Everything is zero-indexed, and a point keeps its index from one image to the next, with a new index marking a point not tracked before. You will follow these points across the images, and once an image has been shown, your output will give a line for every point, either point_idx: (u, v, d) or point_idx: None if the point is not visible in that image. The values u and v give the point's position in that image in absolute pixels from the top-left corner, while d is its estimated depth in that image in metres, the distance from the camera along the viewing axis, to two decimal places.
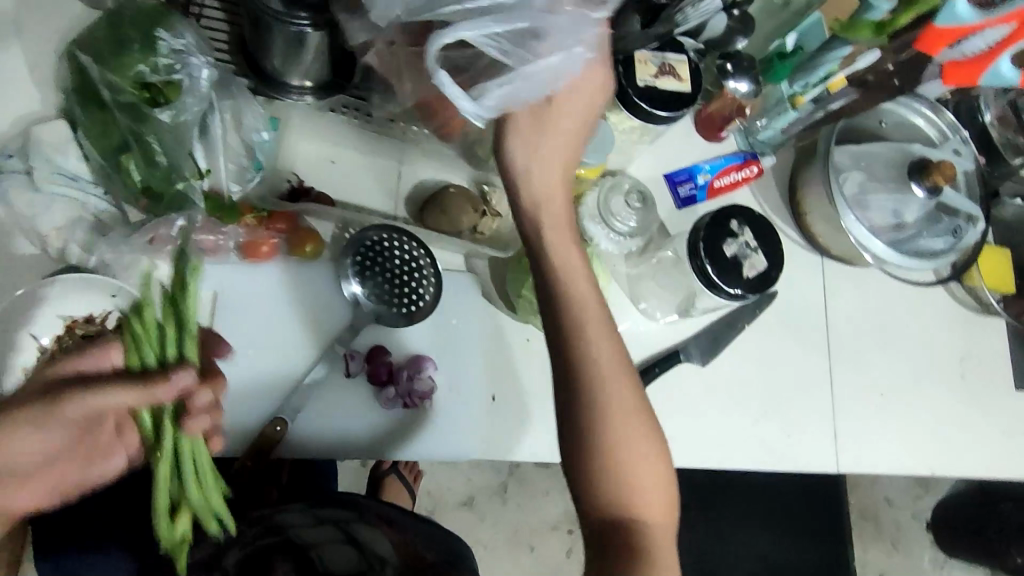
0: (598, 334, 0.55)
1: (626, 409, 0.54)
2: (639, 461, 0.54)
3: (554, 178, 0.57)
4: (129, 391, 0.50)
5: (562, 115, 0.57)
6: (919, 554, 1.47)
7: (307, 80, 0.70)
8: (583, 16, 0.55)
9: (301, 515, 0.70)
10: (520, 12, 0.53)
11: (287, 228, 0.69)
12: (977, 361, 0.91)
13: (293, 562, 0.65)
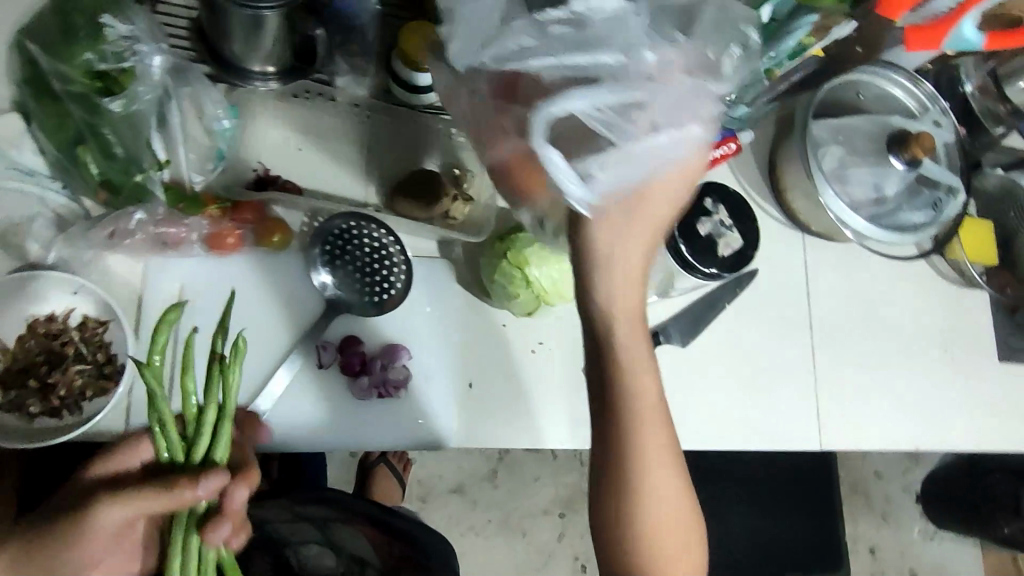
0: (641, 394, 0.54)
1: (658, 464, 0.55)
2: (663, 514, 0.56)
3: (634, 256, 0.52)
4: (158, 496, 0.50)
5: (660, 205, 0.52)
6: (910, 526, 1.48)
7: (269, 65, 0.67)
8: (699, 88, 0.49)
9: (279, 512, 0.77)
10: (628, 81, 0.47)
11: (253, 218, 0.67)
12: (960, 334, 0.91)
13: (273, 555, 0.72)
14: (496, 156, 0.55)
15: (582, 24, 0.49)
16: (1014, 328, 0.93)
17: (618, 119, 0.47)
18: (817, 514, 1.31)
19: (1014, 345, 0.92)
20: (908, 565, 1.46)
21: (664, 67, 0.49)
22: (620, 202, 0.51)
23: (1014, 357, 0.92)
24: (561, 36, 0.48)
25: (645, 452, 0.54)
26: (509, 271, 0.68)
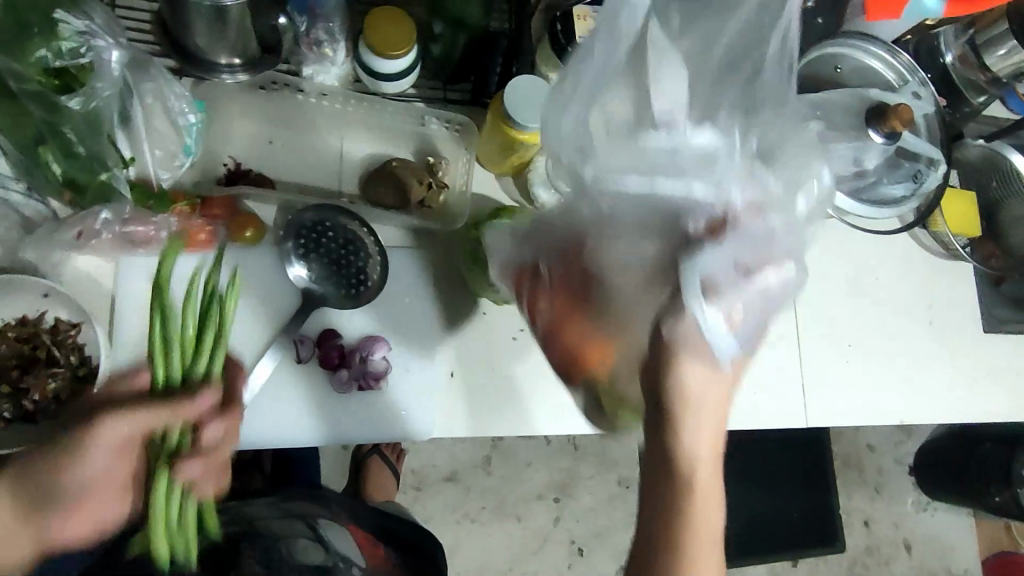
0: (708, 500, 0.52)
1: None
2: None
3: (716, 391, 0.54)
4: (159, 406, 0.52)
5: (755, 349, 0.56)
6: (902, 497, 1.49)
7: (235, 57, 0.67)
8: (793, 224, 0.54)
9: (265, 511, 0.73)
10: (740, 227, 0.52)
11: (225, 214, 0.66)
12: (944, 305, 0.91)
13: (259, 545, 0.65)
14: (577, 311, 0.59)
15: (672, 153, 0.52)
16: (997, 299, 0.94)
17: (738, 267, 0.52)
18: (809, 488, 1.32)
19: (997, 316, 0.92)
20: (902, 537, 1.47)
21: (759, 206, 0.53)
22: (745, 352, 0.55)
23: (998, 328, 0.92)
24: (661, 165, 0.52)
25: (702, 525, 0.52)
26: (485, 258, 0.68)
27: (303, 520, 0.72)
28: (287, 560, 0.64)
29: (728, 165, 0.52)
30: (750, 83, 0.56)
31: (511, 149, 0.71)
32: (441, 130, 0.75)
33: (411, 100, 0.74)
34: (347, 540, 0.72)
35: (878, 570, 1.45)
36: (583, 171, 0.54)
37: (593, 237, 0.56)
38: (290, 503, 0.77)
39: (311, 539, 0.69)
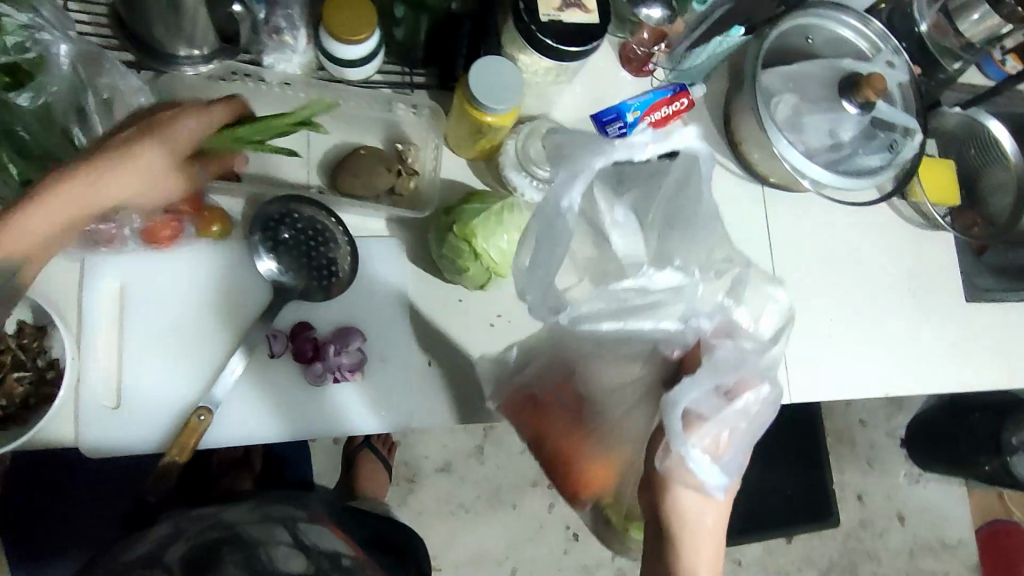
0: None
1: None
2: None
3: (709, 518, 0.58)
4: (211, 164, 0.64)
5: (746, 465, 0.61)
6: (896, 470, 1.49)
7: (197, 48, 0.67)
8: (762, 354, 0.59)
9: (246, 518, 0.69)
10: (719, 373, 0.55)
11: (190, 211, 0.66)
12: (926, 277, 0.90)
13: (241, 554, 0.62)
14: (570, 431, 0.65)
15: (643, 292, 0.60)
16: (979, 268, 0.93)
17: (717, 394, 0.56)
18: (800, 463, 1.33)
19: (980, 286, 0.91)
20: (895, 510, 1.48)
21: (730, 334, 0.59)
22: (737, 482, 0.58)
23: (981, 298, 0.91)
24: (632, 307, 0.60)
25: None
26: (456, 244, 0.67)
27: (282, 525, 0.69)
28: (270, 566, 0.61)
29: (694, 297, 0.60)
30: (698, 227, 0.60)
31: (480, 134, 0.70)
32: (410, 116, 0.73)
33: (377, 87, 0.73)
34: (329, 537, 0.70)
35: (872, 542, 1.46)
36: (560, 318, 0.61)
37: (581, 365, 0.64)
38: (266, 510, 0.73)
39: (292, 542, 0.65)
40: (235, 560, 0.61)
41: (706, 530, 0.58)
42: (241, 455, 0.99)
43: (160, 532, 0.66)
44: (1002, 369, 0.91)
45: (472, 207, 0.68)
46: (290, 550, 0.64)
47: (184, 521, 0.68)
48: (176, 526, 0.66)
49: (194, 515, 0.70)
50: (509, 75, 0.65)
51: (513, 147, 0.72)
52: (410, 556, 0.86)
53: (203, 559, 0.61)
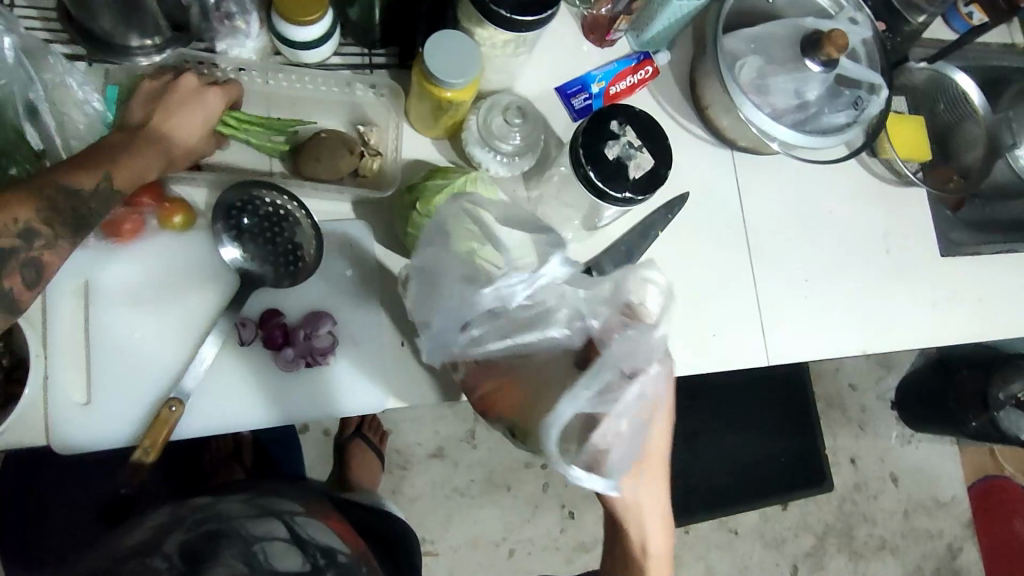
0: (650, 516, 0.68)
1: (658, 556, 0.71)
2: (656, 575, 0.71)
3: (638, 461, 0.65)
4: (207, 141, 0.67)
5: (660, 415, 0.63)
6: (886, 431, 1.50)
7: (149, 38, 0.67)
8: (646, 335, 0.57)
9: (243, 509, 0.62)
10: (604, 368, 0.54)
11: (152, 201, 0.66)
12: (900, 234, 0.90)
13: (237, 547, 0.55)
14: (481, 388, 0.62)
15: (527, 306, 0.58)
16: (953, 224, 0.93)
17: (616, 382, 0.54)
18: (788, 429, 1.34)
19: (953, 240, 0.92)
20: (888, 471, 1.49)
21: (609, 328, 0.57)
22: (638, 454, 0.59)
23: (955, 252, 0.91)
24: (523, 319, 0.58)
25: (651, 544, 0.68)
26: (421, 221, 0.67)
27: (277, 517, 0.61)
28: (265, 563, 0.55)
29: (577, 298, 0.58)
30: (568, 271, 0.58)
31: (442, 111, 0.69)
32: (372, 98, 0.73)
33: (337, 70, 0.72)
34: (326, 532, 0.63)
35: (867, 504, 1.47)
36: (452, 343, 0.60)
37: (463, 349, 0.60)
38: (260, 501, 0.66)
39: (289, 537, 0.59)
40: (232, 552, 0.54)
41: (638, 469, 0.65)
42: (231, 448, 0.98)
43: (156, 523, 0.59)
44: (979, 322, 0.91)
45: (436, 183, 0.67)
46: (286, 546, 0.57)
47: (183, 512, 0.61)
48: (174, 516, 0.60)
49: (191, 505, 0.63)
50: (465, 48, 0.64)
51: (475, 122, 0.71)
52: (396, 545, 0.88)
53: (200, 547, 0.54)
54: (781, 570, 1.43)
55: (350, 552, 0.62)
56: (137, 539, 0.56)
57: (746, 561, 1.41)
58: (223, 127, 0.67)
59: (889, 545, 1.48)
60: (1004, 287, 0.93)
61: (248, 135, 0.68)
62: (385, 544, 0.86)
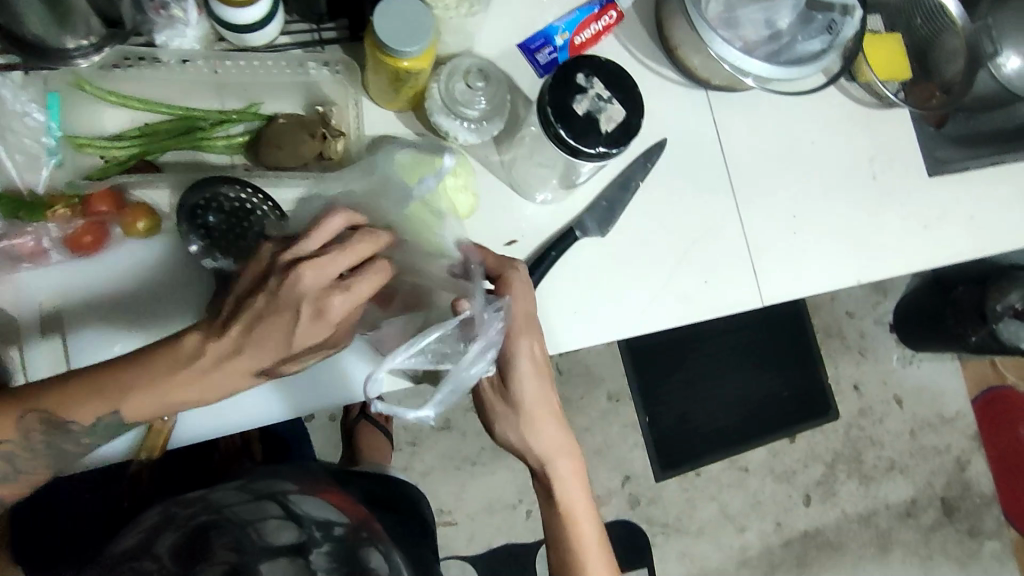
0: (545, 441, 0.66)
1: (572, 482, 0.68)
2: (573, 500, 0.68)
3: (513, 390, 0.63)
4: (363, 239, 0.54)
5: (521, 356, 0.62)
6: (887, 354, 1.50)
7: (84, 38, 0.62)
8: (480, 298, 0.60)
9: (236, 494, 0.63)
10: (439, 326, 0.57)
11: (110, 208, 0.64)
12: (886, 158, 0.88)
13: (230, 535, 0.55)
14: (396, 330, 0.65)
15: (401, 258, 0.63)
16: (939, 140, 0.90)
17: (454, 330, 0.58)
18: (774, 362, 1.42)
19: (940, 158, 0.89)
20: (891, 393, 1.50)
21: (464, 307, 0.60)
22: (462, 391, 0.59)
23: (942, 170, 0.89)
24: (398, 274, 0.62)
25: (557, 468, 0.67)
26: None
27: (271, 498, 0.63)
28: (261, 544, 0.55)
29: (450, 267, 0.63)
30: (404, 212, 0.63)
31: (402, 82, 0.66)
32: (327, 76, 0.69)
33: (288, 49, 0.68)
34: (323, 505, 0.64)
35: (873, 428, 1.48)
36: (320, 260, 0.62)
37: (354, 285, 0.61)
38: (253, 483, 0.67)
39: (283, 515, 0.59)
40: (224, 541, 0.54)
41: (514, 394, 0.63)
42: (240, 443, 0.91)
43: (148, 523, 0.59)
44: (970, 237, 0.90)
45: (402, 158, 0.67)
46: (281, 524, 0.58)
47: (175, 506, 0.62)
48: (166, 513, 0.60)
49: (184, 500, 0.64)
50: (416, 15, 0.61)
51: (437, 89, 0.68)
52: (411, 509, 0.88)
53: (191, 542, 0.54)
54: (794, 501, 1.44)
55: (348, 524, 0.63)
56: (128, 543, 0.57)
57: (759, 496, 1.42)
58: (183, 137, 0.67)
59: (898, 465, 1.49)
60: (995, 199, 0.91)
61: (201, 134, 0.68)
62: (408, 516, 0.84)
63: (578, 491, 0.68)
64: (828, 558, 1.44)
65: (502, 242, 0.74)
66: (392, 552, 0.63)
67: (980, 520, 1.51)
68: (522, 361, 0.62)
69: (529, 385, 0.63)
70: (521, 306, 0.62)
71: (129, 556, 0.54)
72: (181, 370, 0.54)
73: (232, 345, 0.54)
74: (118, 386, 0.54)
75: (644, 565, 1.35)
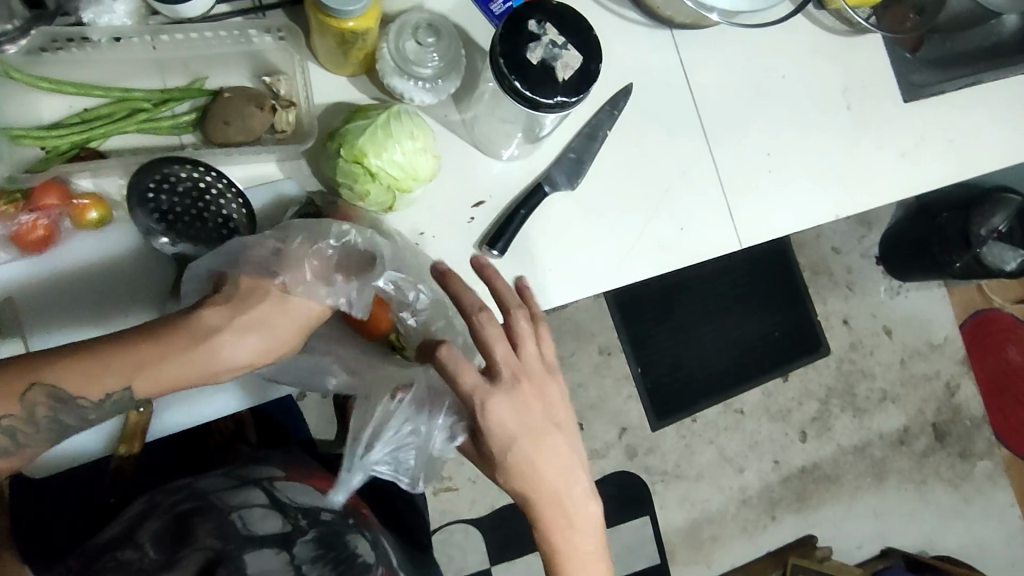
0: (546, 472, 0.61)
1: (579, 522, 0.61)
2: (584, 545, 0.61)
3: (505, 414, 0.59)
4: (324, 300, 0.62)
5: (505, 379, 0.60)
6: (874, 287, 1.50)
7: (8, 22, 0.59)
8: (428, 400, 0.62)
9: (221, 480, 0.64)
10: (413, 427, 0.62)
11: (58, 201, 0.62)
12: (860, 87, 0.85)
13: (214, 522, 0.58)
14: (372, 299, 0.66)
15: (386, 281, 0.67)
16: (914, 64, 0.88)
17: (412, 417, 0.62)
18: (760, 303, 1.42)
19: (916, 82, 0.87)
20: (880, 324, 1.50)
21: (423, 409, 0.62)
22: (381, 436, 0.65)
23: (918, 95, 0.87)
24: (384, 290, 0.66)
25: (564, 506, 0.61)
26: (348, 166, 0.65)
27: (256, 483, 0.64)
28: (243, 533, 0.57)
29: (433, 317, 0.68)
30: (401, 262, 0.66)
31: (349, 45, 0.63)
32: (271, 43, 0.66)
33: (225, 17, 0.65)
34: (310, 490, 0.66)
35: (864, 360, 1.49)
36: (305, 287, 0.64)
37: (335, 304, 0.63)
38: (239, 468, 0.67)
39: (267, 502, 0.61)
40: (207, 529, 0.57)
41: (506, 422, 0.59)
42: (233, 428, 0.88)
43: (133, 513, 0.60)
44: (949, 162, 0.88)
45: (356, 124, 0.64)
46: (265, 511, 0.60)
47: (160, 494, 0.62)
48: (151, 501, 0.61)
49: (169, 488, 0.65)
50: None
51: (388, 49, 0.65)
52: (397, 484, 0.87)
53: (175, 531, 0.57)
54: (790, 438, 1.45)
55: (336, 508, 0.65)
56: (113, 532, 0.58)
57: (756, 436, 1.43)
58: (126, 119, 0.64)
59: (890, 395, 1.50)
60: (973, 121, 0.89)
61: (145, 114, 0.64)
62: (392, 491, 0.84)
63: (588, 531, 0.62)
64: (827, 491, 1.45)
65: (469, 203, 0.72)
66: (380, 539, 0.66)
67: (971, 441, 1.53)
68: (492, 429, 0.59)
69: (516, 409, 0.60)
70: (466, 380, 0.58)
71: (114, 546, 0.56)
72: (200, 342, 0.57)
73: (247, 318, 0.58)
74: (138, 359, 0.55)
75: (645, 513, 1.36)
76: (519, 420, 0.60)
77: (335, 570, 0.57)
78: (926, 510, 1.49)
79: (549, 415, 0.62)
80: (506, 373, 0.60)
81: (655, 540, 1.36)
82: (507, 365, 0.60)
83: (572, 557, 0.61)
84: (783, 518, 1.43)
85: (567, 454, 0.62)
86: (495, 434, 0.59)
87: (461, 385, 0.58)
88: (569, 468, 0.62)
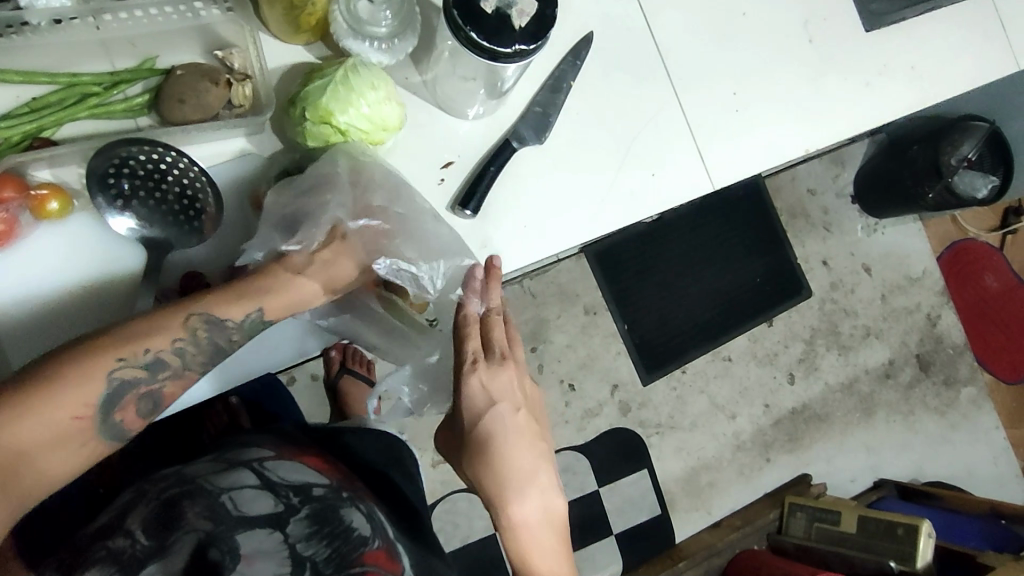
0: (522, 458, 0.63)
1: (545, 515, 0.62)
2: (548, 544, 0.61)
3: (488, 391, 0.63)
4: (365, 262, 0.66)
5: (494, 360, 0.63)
6: (850, 226, 1.51)
7: None
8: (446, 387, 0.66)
9: (208, 465, 0.63)
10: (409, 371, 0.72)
11: (16, 192, 0.60)
12: (822, 20, 0.85)
13: (204, 504, 0.58)
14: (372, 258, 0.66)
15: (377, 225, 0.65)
16: None
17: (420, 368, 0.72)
18: (740, 252, 1.43)
19: (876, 11, 0.86)
20: (860, 263, 1.52)
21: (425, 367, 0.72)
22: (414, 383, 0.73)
23: (879, 24, 0.86)
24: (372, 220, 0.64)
25: (529, 497, 0.62)
26: (315, 125, 0.63)
27: (245, 464, 0.63)
28: (233, 514, 0.58)
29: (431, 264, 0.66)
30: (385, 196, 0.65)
31: (297, 9, 0.62)
32: (219, 16, 0.64)
33: None
34: (300, 466, 0.65)
35: (846, 299, 1.51)
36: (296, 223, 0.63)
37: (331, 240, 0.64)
38: (227, 451, 0.66)
39: (258, 483, 0.61)
40: (198, 509, 0.57)
41: (487, 395, 0.63)
42: (228, 420, 0.91)
43: (123, 502, 0.59)
44: (912, 90, 0.88)
45: (316, 84, 0.63)
46: (256, 492, 0.60)
47: (147, 482, 0.61)
48: (138, 489, 0.60)
49: (156, 475, 0.63)
50: None
51: (339, 11, 0.63)
52: (386, 464, 0.87)
53: (166, 515, 0.56)
54: (779, 381, 1.47)
55: (330, 483, 0.65)
56: (102, 520, 0.57)
57: (745, 382, 1.45)
58: (78, 106, 0.63)
59: (874, 330, 1.53)
60: (934, 46, 0.89)
61: (97, 99, 0.63)
62: (381, 473, 0.83)
63: (549, 527, 0.62)
64: (818, 429, 1.48)
65: (438, 164, 0.71)
66: (375, 510, 0.66)
67: (954, 369, 1.56)
68: (473, 396, 0.63)
69: (501, 388, 0.63)
70: (467, 348, 0.63)
71: (101, 535, 0.55)
72: (286, 285, 0.61)
73: (330, 262, 0.63)
74: (234, 293, 0.58)
75: (643, 467, 1.38)
76: (502, 395, 0.63)
77: (330, 545, 0.59)
78: (914, 439, 1.53)
79: (528, 407, 0.65)
80: (499, 353, 0.64)
81: (655, 491, 1.38)
82: (501, 345, 0.64)
83: (534, 546, 0.61)
84: (778, 459, 1.46)
85: (541, 447, 0.64)
86: (474, 401, 0.63)
87: (461, 347, 0.63)
88: (538, 461, 0.64)
